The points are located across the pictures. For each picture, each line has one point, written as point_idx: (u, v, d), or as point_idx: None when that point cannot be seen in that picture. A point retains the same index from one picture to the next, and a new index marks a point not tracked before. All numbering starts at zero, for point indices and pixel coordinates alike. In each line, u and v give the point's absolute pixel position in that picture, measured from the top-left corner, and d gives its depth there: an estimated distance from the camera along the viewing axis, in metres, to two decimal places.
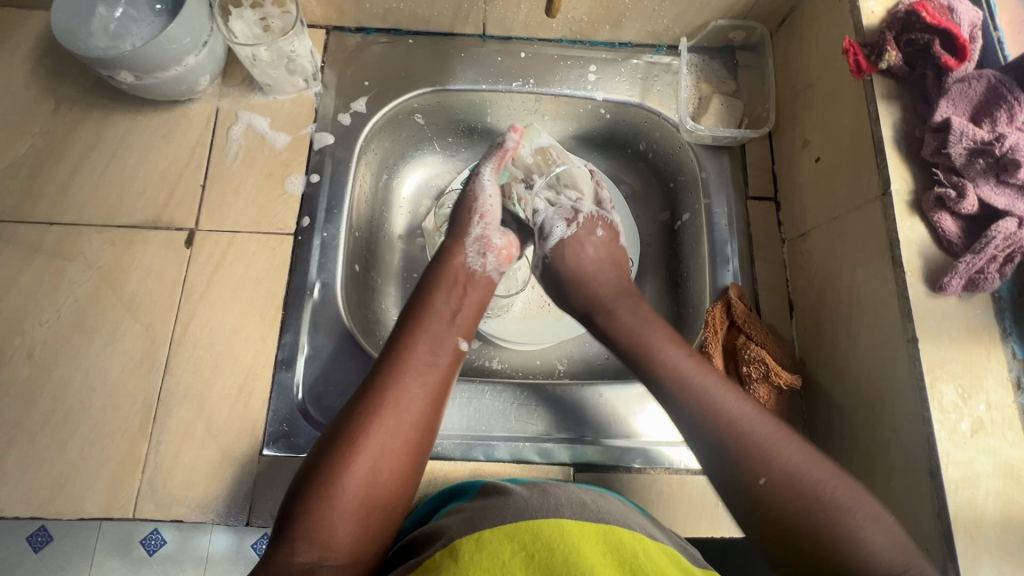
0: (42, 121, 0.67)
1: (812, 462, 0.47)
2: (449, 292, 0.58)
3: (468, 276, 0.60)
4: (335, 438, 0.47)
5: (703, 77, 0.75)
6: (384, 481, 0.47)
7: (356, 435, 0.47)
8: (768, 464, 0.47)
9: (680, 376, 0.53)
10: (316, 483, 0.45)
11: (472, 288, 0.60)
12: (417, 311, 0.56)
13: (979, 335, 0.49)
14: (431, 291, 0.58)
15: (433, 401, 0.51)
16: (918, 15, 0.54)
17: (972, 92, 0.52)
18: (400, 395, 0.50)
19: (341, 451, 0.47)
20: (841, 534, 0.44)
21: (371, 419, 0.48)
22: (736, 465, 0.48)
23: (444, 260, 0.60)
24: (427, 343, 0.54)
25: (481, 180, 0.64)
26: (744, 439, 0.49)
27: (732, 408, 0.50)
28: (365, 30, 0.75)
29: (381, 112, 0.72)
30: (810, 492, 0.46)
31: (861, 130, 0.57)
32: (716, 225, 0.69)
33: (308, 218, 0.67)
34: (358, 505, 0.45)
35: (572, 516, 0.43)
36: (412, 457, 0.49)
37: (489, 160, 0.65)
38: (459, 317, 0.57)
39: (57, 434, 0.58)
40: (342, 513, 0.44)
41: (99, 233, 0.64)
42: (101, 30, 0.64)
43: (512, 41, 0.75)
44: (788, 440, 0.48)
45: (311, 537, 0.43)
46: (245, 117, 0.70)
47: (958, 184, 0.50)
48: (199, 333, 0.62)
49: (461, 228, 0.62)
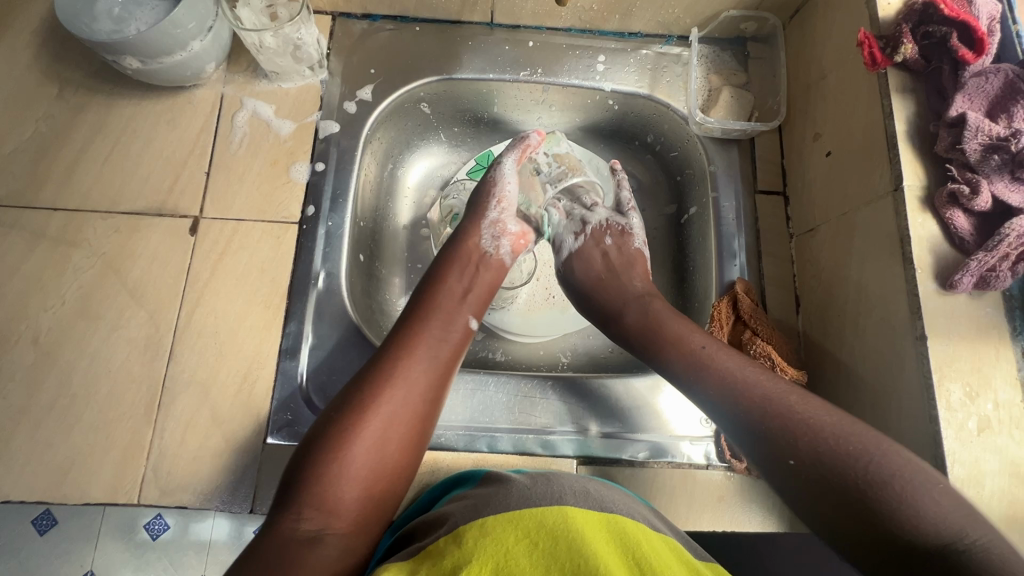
0: (47, 105, 0.67)
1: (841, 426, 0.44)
2: (463, 271, 0.59)
3: (481, 256, 0.61)
4: (343, 407, 0.48)
5: (713, 68, 0.74)
6: (392, 451, 0.47)
7: (367, 403, 0.47)
8: (814, 437, 0.44)
9: (698, 360, 0.52)
10: (325, 449, 0.45)
11: (484, 269, 0.61)
12: (430, 290, 0.57)
13: (989, 334, 0.48)
14: (443, 267, 0.59)
15: (441, 375, 0.52)
16: (936, 8, 0.52)
17: (988, 87, 0.51)
18: (413, 366, 0.51)
19: (350, 419, 0.47)
20: (891, 506, 0.39)
21: (381, 387, 0.48)
22: (783, 447, 0.44)
23: (458, 242, 0.62)
24: (440, 318, 0.55)
25: (502, 168, 0.65)
26: (777, 422, 0.45)
27: (761, 385, 0.48)
28: (371, 16, 0.74)
29: (388, 101, 0.71)
30: (868, 470, 0.41)
31: (874, 124, 0.56)
32: (723, 219, 0.68)
33: (313, 208, 0.66)
34: (365, 473, 0.45)
35: (575, 503, 0.43)
36: (419, 430, 0.49)
37: (513, 149, 0.66)
38: (470, 296, 0.58)
39: (62, 419, 0.58)
40: (349, 480, 0.45)
41: (104, 219, 0.64)
42: (106, 14, 0.63)
43: (520, 30, 0.74)
44: (811, 405, 0.46)
45: (319, 504, 0.43)
46: (250, 104, 0.69)
47: (971, 181, 0.49)
48: (204, 321, 0.62)
49: (478, 209, 0.64)
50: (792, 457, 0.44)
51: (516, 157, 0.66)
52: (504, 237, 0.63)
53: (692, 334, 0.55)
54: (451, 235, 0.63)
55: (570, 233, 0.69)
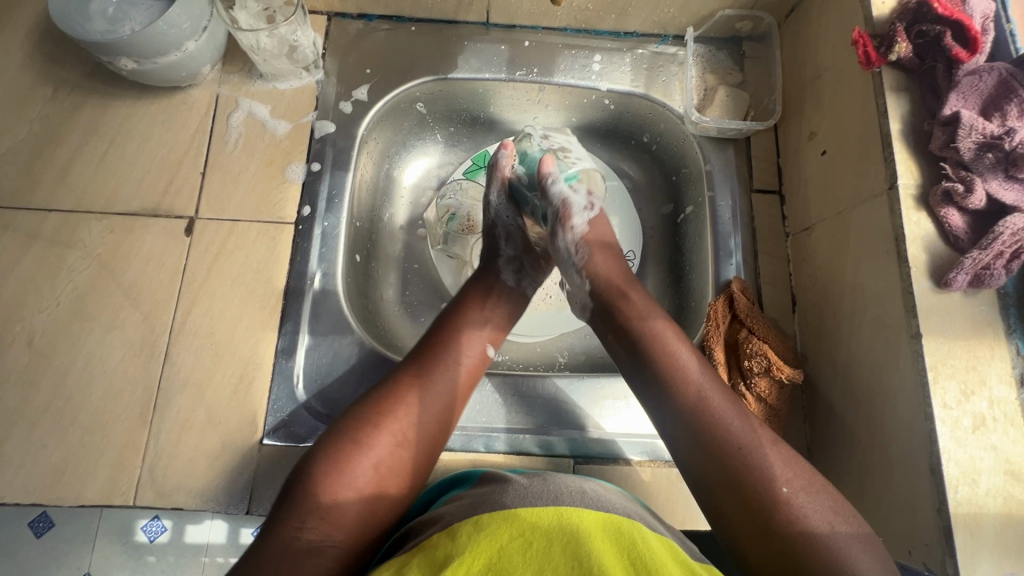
0: (41, 106, 0.66)
1: (798, 474, 0.45)
2: (485, 299, 0.60)
3: (505, 287, 0.62)
4: (358, 419, 0.48)
5: (709, 68, 0.74)
6: (400, 470, 0.47)
7: (383, 419, 0.48)
8: (776, 475, 0.44)
9: (686, 379, 0.50)
10: (336, 460, 0.46)
11: (506, 296, 0.61)
12: (452, 314, 0.58)
13: (983, 332, 0.48)
14: (467, 293, 0.60)
15: (456, 400, 0.53)
16: (930, 6, 0.53)
17: (983, 85, 0.51)
18: (430, 388, 0.51)
19: (364, 433, 0.47)
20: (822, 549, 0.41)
21: (399, 406, 0.49)
22: (740, 482, 0.45)
23: (482, 273, 0.62)
24: (462, 342, 0.55)
25: (493, 194, 0.66)
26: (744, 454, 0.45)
27: (738, 425, 0.47)
28: (367, 16, 0.73)
29: (383, 100, 0.71)
30: (817, 523, 0.42)
31: (869, 123, 0.56)
32: (719, 217, 0.69)
33: (309, 207, 0.66)
34: (371, 487, 0.45)
35: (573, 504, 0.43)
36: (429, 452, 0.50)
37: (497, 166, 0.65)
38: (492, 323, 0.59)
39: (58, 420, 0.58)
40: (354, 492, 0.45)
41: (99, 220, 0.63)
42: (100, 14, 0.63)
43: (515, 30, 0.74)
44: (781, 451, 0.46)
45: (323, 514, 0.43)
46: (245, 104, 0.69)
47: (966, 179, 0.49)
48: (200, 321, 0.62)
49: (495, 249, 0.64)
50: (780, 487, 0.44)
51: (547, 165, 0.63)
52: (524, 263, 0.64)
53: (684, 349, 0.52)
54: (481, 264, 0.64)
55: None
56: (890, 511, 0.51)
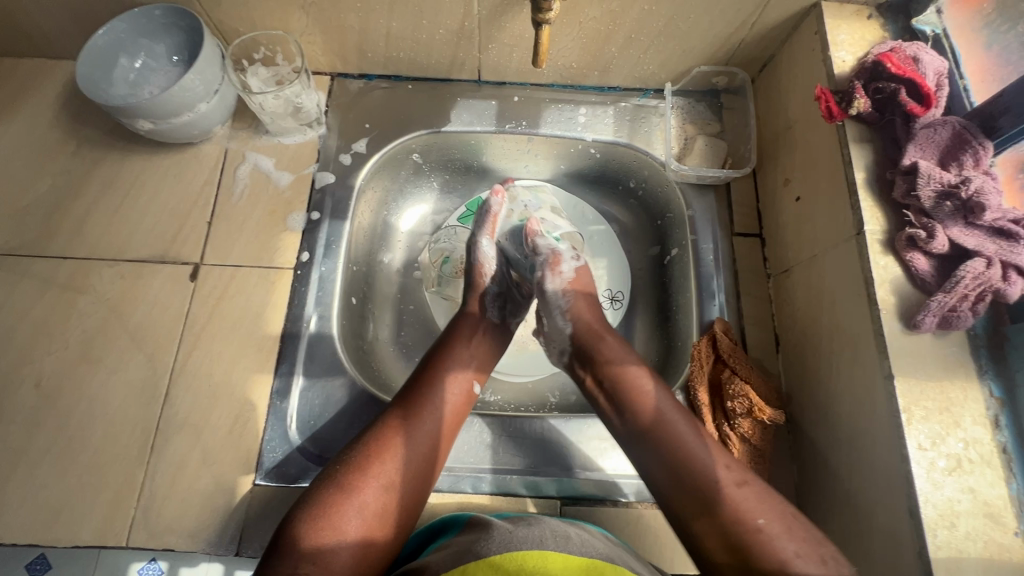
0: (64, 162, 0.72)
1: (760, 503, 0.46)
2: (472, 336, 0.63)
3: (486, 324, 0.65)
4: (347, 465, 0.50)
5: (688, 119, 0.77)
6: (387, 511, 0.49)
7: (372, 461, 0.50)
8: (748, 509, 0.45)
9: (662, 420, 0.51)
10: (325, 505, 0.48)
11: (490, 334, 0.64)
12: (439, 356, 0.60)
13: (955, 373, 0.50)
14: (453, 332, 0.63)
15: (439, 439, 0.55)
16: (884, 65, 0.56)
17: (938, 137, 0.54)
18: (411, 426, 0.53)
19: (351, 478, 0.49)
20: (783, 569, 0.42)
21: (384, 447, 0.51)
22: (709, 508, 0.46)
23: (465, 311, 0.65)
24: (447, 380, 0.58)
25: (480, 247, 0.70)
26: (705, 485, 0.47)
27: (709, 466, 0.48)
28: (367, 76, 0.79)
29: (381, 152, 0.75)
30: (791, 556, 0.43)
31: (836, 172, 0.59)
32: (702, 260, 0.71)
33: (308, 253, 0.69)
34: (360, 530, 0.47)
35: (555, 548, 0.44)
36: (417, 488, 0.52)
37: (483, 226, 0.71)
38: (476, 359, 0.62)
39: (58, 461, 0.60)
40: (343, 536, 0.46)
41: (110, 267, 0.67)
42: (122, 79, 0.69)
43: (505, 86, 0.79)
44: (749, 487, 0.47)
45: (314, 560, 0.45)
46: (251, 158, 0.73)
47: (928, 226, 0.52)
48: (200, 363, 0.64)
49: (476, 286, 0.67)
50: (756, 519, 0.45)
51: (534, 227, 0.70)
52: (509, 305, 0.68)
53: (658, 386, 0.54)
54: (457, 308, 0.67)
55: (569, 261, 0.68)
56: (874, 556, 0.50)
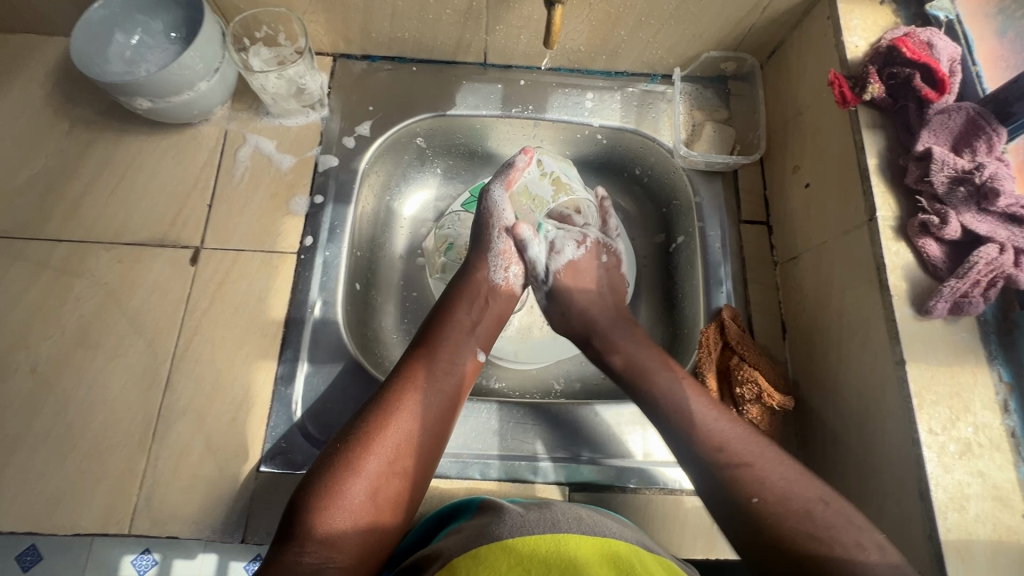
0: (56, 142, 0.69)
1: (788, 475, 0.48)
2: (471, 302, 0.62)
3: (490, 287, 0.64)
4: (348, 438, 0.50)
5: (696, 105, 0.77)
6: (391, 484, 0.49)
7: (375, 432, 0.50)
8: (758, 484, 0.48)
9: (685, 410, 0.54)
10: (329, 479, 0.47)
11: (493, 300, 0.64)
12: (438, 324, 0.60)
13: (966, 358, 0.50)
14: (450, 303, 0.62)
15: (445, 409, 0.55)
16: (898, 51, 0.56)
17: (952, 123, 0.54)
18: (418, 399, 0.53)
19: (355, 450, 0.49)
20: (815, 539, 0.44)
21: (387, 419, 0.51)
22: (728, 488, 0.49)
23: (468, 274, 0.64)
24: (447, 351, 0.57)
25: (492, 196, 0.66)
26: (728, 466, 0.49)
27: (746, 452, 0.50)
28: (370, 57, 0.77)
29: (385, 135, 0.74)
30: (817, 521, 0.45)
31: (848, 158, 0.59)
32: (710, 247, 0.70)
33: (311, 238, 0.68)
34: (366, 504, 0.47)
35: (569, 529, 0.44)
36: (424, 459, 0.51)
37: (500, 178, 0.66)
38: (477, 330, 0.61)
39: (56, 448, 0.58)
40: (346, 511, 0.46)
41: (107, 251, 0.65)
42: (118, 56, 0.66)
43: (512, 69, 0.78)
44: (773, 461, 0.49)
45: (320, 537, 0.44)
46: (252, 140, 0.72)
47: (941, 211, 0.52)
48: (202, 348, 0.63)
49: (482, 242, 0.65)
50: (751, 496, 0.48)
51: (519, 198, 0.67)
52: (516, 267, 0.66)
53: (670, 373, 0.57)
54: (463, 265, 0.66)
55: (573, 241, 0.69)
56: (883, 539, 0.51)
